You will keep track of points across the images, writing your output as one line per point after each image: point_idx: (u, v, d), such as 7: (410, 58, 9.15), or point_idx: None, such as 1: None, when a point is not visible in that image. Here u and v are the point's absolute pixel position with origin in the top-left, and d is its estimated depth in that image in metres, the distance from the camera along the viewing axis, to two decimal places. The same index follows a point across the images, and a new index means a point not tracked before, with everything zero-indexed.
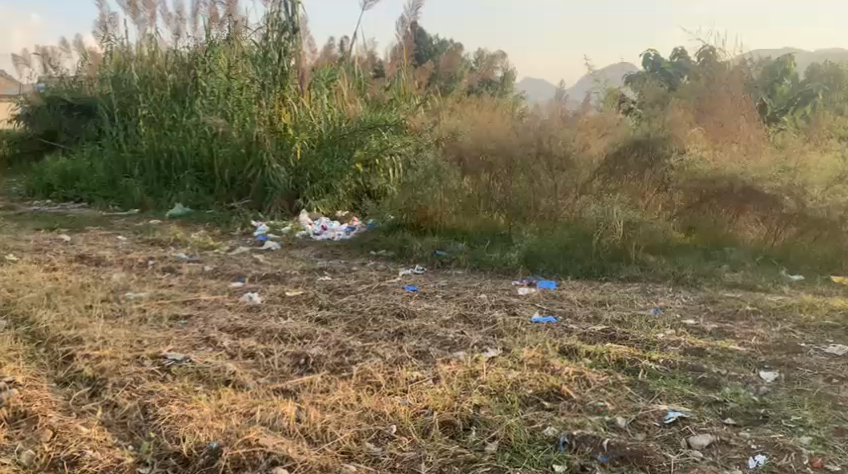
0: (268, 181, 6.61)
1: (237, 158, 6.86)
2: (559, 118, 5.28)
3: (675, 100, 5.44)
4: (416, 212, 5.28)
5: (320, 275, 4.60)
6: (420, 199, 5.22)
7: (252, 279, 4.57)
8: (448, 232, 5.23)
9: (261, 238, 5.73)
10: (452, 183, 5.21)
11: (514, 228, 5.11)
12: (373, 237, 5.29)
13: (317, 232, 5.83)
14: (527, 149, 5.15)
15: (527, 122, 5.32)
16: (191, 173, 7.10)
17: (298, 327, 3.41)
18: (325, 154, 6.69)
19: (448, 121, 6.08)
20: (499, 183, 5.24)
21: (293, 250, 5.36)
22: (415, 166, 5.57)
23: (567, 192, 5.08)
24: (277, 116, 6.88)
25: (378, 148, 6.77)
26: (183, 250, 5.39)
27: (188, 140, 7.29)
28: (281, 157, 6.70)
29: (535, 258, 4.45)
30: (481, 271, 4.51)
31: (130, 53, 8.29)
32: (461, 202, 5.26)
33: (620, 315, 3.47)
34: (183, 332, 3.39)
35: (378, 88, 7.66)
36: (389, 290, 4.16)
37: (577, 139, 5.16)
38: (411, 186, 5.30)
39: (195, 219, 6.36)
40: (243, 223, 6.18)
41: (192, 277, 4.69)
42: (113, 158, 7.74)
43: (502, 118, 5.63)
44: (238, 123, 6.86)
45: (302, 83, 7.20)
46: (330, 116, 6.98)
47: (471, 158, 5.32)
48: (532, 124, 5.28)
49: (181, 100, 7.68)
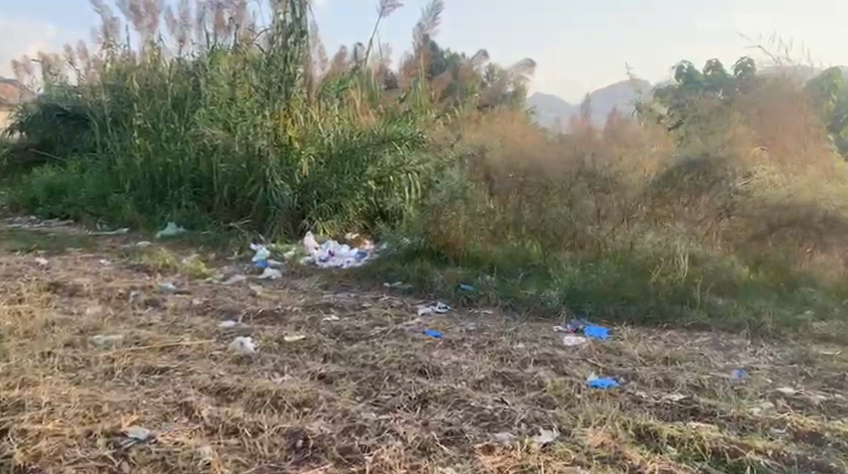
0: (271, 199, 5.93)
1: (238, 174, 6.22)
2: (590, 132, 4.67)
3: (730, 113, 4.79)
4: (436, 239, 4.64)
5: (326, 313, 3.93)
6: (442, 222, 4.62)
7: (246, 317, 3.91)
8: (472, 262, 4.52)
9: (260, 265, 5.08)
10: (479, 206, 4.60)
11: (550, 258, 4.36)
12: (387, 265, 4.62)
13: (324, 257, 5.17)
14: (566, 167, 4.53)
15: (558, 139, 4.71)
16: (188, 189, 6.52)
17: (297, 389, 2.74)
18: (334, 170, 6.03)
19: (468, 138, 5.45)
20: (532, 206, 4.55)
21: (295, 280, 4.70)
22: (436, 185, 4.92)
23: (612, 219, 4.40)
24: (281, 128, 6.24)
25: (392, 165, 6.14)
26: (172, 278, 4.73)
27: (185, 153, 6.67)
28: (287, 173, 6.05)
29: (578, 296, 3.79)
30: (514, 311, 3.83)
31: (131, 59, 7.68)
32: (489, 227, 4.60)
33: (698, 379, 2.79)
34: (155, 394, 2.73)
35: (393, 100, 7.02)
36: (407, 336, 3.49)
37: (617, 157, 4.54)
38: (432, 208, 4.67)
39: (188, 241, 5.70)
40: (241, 245, 5.52)
41: (177, 313, 4.03)
42: (105, 172, 7.15)
43: (530, 133, 5.01)
44: (240, 135, 6.26)
45: (308, 92, 6.54)
46: (340, 129, 6.34)
47: (500, 178, 4.70)
48: (563, 141, 4.67)
49: (179, 111, 7.08)
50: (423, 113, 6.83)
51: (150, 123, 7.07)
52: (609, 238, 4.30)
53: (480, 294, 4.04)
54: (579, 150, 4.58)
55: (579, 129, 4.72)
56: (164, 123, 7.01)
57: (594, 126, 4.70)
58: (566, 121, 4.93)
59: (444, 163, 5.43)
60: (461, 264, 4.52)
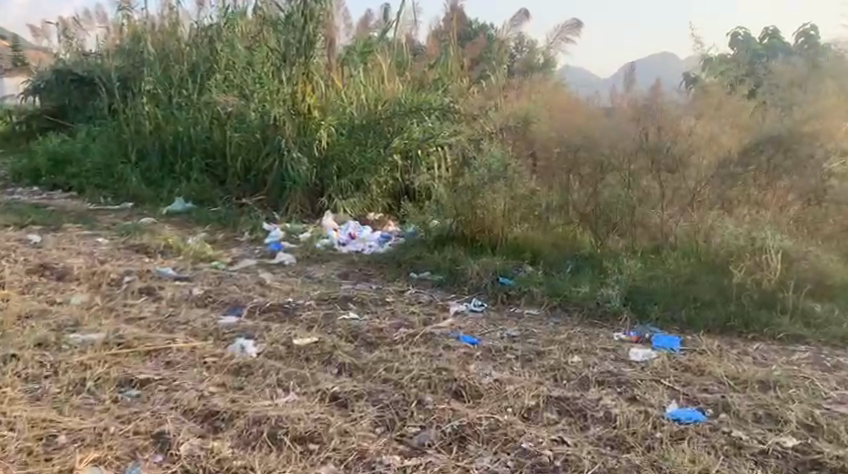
0: (287, 174, 5.41)
1: (251, 144, 5.67)
2: (654, 96, 3.94)
3: (817, 81, 4.04)
4: (469, 224, 4.06)
5: (343, 309, 3.37)
6: (477, 205, 4.03)
7: (252, 312, 3.37)
8: (510, 251, 3.90)
9: (272, 247, 4.53)
10: (519, 184, 4.00)
11: (601, 247, 3.77)
12: (415, 252, 4.05)
13: (343, 241, 4.60)
14: (627, 142, 3.87)
15: (614, 104, 4.03)
16: (201, 162, 6.03)
17: (303, 416, 2.19)
18: (356, 141, 5.44)
19: (507, 111, 4.85)
20: (582, 187, 3.94)
21: (310, 267, 4.15)
22: (470, 161, 4.42)
23: (675, 204, 3.78)
24: (297, 94, 5.66)
25: (421, 138, 5.50)
26: (173, 263, 4.20)
27: (198, 122, 6.14)
28: (304, 144, 5.48)
29: (641, 297, 3.21)
30: (565, 313, 3.24)
31: (146, 22, 7.14)
32: (530, 210, 4.00)
33: (809, 418, 2.22)
34: (126, 418, 2.19)
35: (423, 67, 6.32)
36: (437, 341, 2.92)
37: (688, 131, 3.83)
38: (466, 188, 4.11)
39: (195, 218, 5.17)
40: (252, 224, 4.97)
41: (174, 306, 3.50)
42: (111, 141, 6.64)
43: (580, 96, 4.28)
44: (255, 101, 5.68)
45: (326, 57, 5.92)
46: (365, 97, 5.77)
47: (547, 154, 4.12)
48: (625, 108, 3.96)
49: (192, 77, 6.51)
50: (456, 83, 6.14)
51: (161, 89, 6.55)
52: (669, 225, 3.73)
53: (525, 289, 3.44)
54: (646, 120, 3.88)
55: (639, 94, 3.99)
56: (176, 91, 6.48)
57: (659, 89, 3.96)
58: (622, 84, 4.19)
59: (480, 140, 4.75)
60: (498, 253, 3.91)
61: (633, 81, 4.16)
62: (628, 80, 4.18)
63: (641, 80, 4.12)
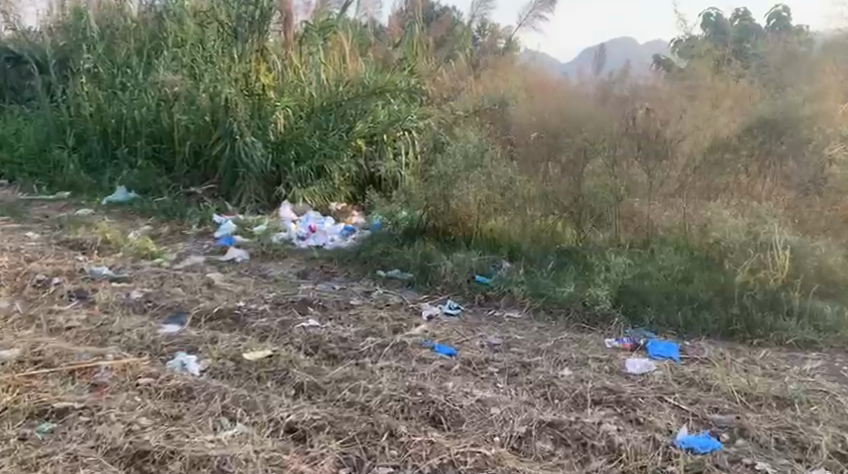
0: (240, 160, 4.95)
1: (201, 128, 5.23)
2: (628, 71, 3.63)
3: (814, 53, 3.67)
4: (441, 215, 3.74)
5: (302, 315, 3.00)
6: (449, 196, 3.70)
7: (197, 319, 2.98)
8: (485, 245, 3.60)
9: (223, 242, 4.13)
10: (496, 169, 3.64)
11: (584, 241, 3.48)
12: (381, 249, 3.71)
13: (303, 235, 4.20)
14: (610, 128, 3.54)
15: (591, 80, 3.70)
16: (148, 147, 5.57)
17: (252, 456, 1.84)
18: (317, 125, 5.04)
19: (477, 95, 4.54)
20: (564, 176, 3.61)
21: (265, 265, 3.77)
22: (440, 146, 4.08)
23: (665, 193, 3.47)
24: (248, 73, 5.22)
25: (386, 122, 5.16)
26: (110, 261, 3.77)
27: (143, 104, 5.65)
28: (258, 127, 5.02)
29: (634, 296, 2.90)
30: (549, 316, 2.92)
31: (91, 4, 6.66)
32: (510, 198, 3.61)
33: (839, 445, 1.93)
34: (33, 464, 1.80)
35: (388, 48, 5.88)
36: (408, 353, 2.58)
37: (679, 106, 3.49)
38: (436, 176, 3.75)
39: (139, 210, 4.73)
40: (202, 216, 4.55)
41: (107, 311, 3.08)
42: (47, 124, 6.11)
43: (554, 74, 3.96)
44: (205, 81, 5.19)
45: (283, 38, 5.55)
46: (325, 78, 5.37)
47: (526, 139, 3.81)
48: (605, 83, 3.63)
49: (139, 57, 6.02)
50: (421, 63, 5.72)
51: (103, 68, 6.06)
52: (659, 215, 3.43)
53: (504, 289, 3.11)
54: (628, 95, 3.55)
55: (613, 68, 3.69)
56: (120, 70, 5.98)
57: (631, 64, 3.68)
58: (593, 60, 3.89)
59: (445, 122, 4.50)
60: (472, 248, 3.61)
61: (604, 57, 3.87)
62: (599, 55, 3.88)
63: (613, 57, 3.83)
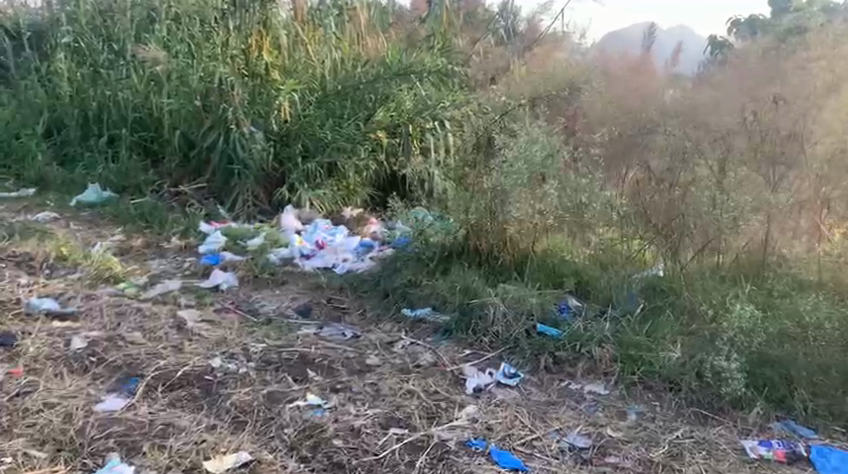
0: (235, 155, 4.05)
1: (190, 114, 4.28)
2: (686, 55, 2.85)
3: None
4: (484, 234, 2.87)
5: (298, 383, 2.14)
6: (498, 210, 2.78)
7: (151, 387, 2.12)
8: (544, 277, 2.73)
9: (209, 260, 3.27)
10: (567, 179, 2.67)
11: (676, 274, 2.59)
12: (405, 278, 2.82)
13: (307, 253, 3.33)
14: (725, 125, 2.62)
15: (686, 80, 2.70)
16: (134, 137, 4.74)
17: None
18: (329, 112, 4.17)
19: (522, 78, 3.65)
20: (661, 187, 2.69)
21: (258, 296, 2.92)
22: (481, 133, 3.06)
23: (790, 209, 2.54)
24: (248, 49, 4.30)
25: (411, 111, 4.31)
26: (59, 287, 2.93)
27: (130, 86, 4.81)
28: (258, 114, 4.12)
29: (774, 370, 2.01)
30: (650, 397, 2.05)
31: None
32: (585, 219, 2.65)
33: None
34: None
35: (416, 23, 4.91)
36: (452, 465, 1.71)
37: (825, 90, 2.55)
38: (482, 183, 2.84)
39: (111, 214, 3.88)
40: (184, 223, 3.69)
41: (34, 371, 2.24)
42: (20, 108, 5.28)
43: (621, 54, 3.00)
44: (202, 57, 4.30)
45: (291, 8, 4.55)
46: (341, 58, 4.50)
47: (606, 135, 2.84)
48: (674, 68, 2.79)
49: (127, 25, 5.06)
50: (452, 44, 4.70)
51: (87, 45, 5.22)
52: (776, 238, 2.56)
53: (580, 351, 2.23)
54: (736, 80, 2.60)
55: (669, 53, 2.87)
56: (108, 46, 5.14)
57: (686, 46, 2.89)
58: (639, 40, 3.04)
59: (481, 110, 3.56)
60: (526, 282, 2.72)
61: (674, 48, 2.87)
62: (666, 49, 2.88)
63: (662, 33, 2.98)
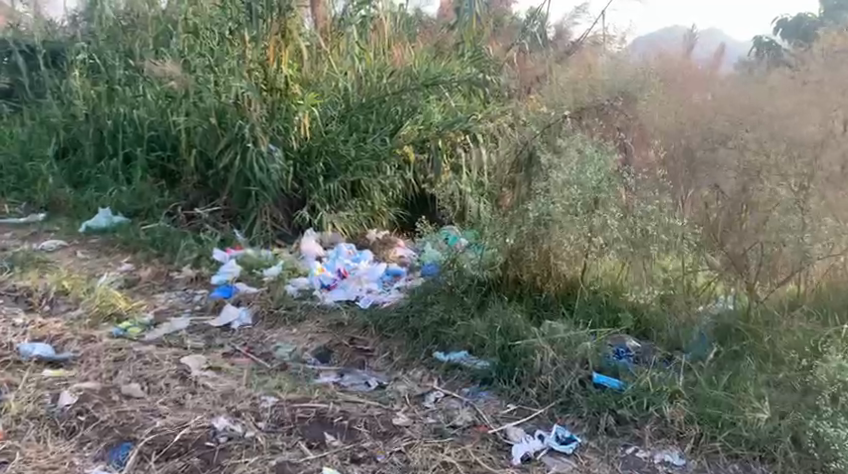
0: (253, 175, 3.75)
1: (205, 132, 3.97)
2: (730, 54, 2.49)
3: None
4: (526, 263, 2.54)
5: (314, 450, 1.83)
6: (543, 238, 2.44)
7: (144, 457, 1.82)
8: (596, 315, 2.44)
9: (222, 293, 2.98)
10: (629, 201, 2.36)
11: (748, 309, 2.30)
12: (438, 314, 2.49)
13: (328, 283, 3.00)
14: (812, 141, 2.23)
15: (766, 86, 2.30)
16: (150, 156, 4.47)
17: None
18: (353, 127, 3.88)
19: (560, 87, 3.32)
20: (736, 210, 2.31)
21: (274, 336, 2.62)
22: (519, 149, 2.71)
23: None
24: (267, 61, 3.92)
25: (441, 123, 3.97)
26: (55, 326, 2.65)
27: (145, 103, 4.55)
28: (277, 131, 3.81)
29: None
30: (738, 468, 1.79)
31: None
32: (644, 250, 2.35)
33: None
34: None
35: (443, 29, 4.58)
36: None
37: None
38: (529, 207, 2.45)
39: (121, 240, 3.62)
40: (197, 250, 3.41)
41: (14, 433, 1.95)
42: (34, 127, 5.06)
43: (677, 55, 2.64)
44: (218, 74, 3.93)
45: (313, 21, 4.28)
46: (365, 67, 4.15)
47: (669, 151, 2.46)
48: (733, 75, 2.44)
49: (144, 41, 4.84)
50: (482, 51, 4.36)
51: (102, 60, 4.98)
52: None
53: (648, 410, 1.93)
54: (820, 86, 2.26)
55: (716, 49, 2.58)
56: (122, 60, 4.87)
57: (729, 44, 2.54)
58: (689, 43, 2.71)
59: (518, 124, 3.24)
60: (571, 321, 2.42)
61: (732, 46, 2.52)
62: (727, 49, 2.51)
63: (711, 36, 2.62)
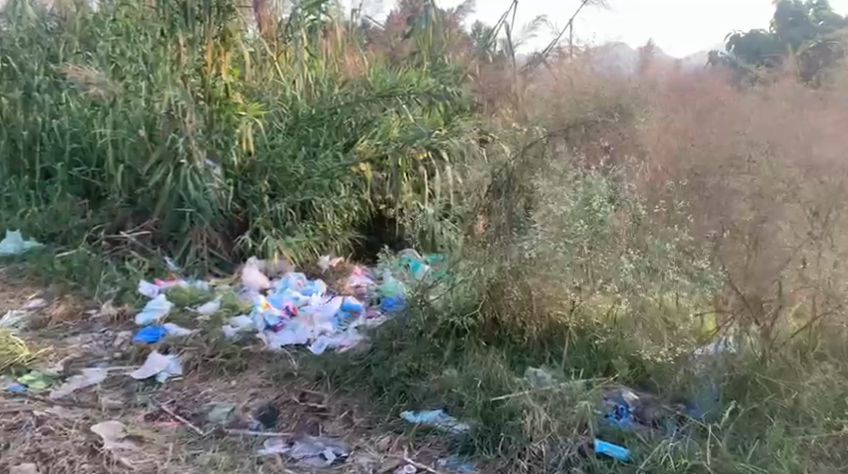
0: (187, 195, 3.31)
1: (133, 146, 3.51)
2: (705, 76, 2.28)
3: None
4: (508, 301, 2.18)
5: None
6: (526, 272, 2.11)
7: None
8: (589, 364, 2.11)
9: (150, 334, 2.55)
10: (630, 229, 2.04)
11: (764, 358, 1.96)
12: (405, 363, 2.11)
13: (274, 323, 2.58)
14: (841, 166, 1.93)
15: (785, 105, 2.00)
16: (72, 172, 3.96)
17: None
18: (302, 141, 3.50)
19: (530, 103, 3.01)
20: (751, 249, 1.98)
21: (211, 391, 2.21)
22: (497, 168, 2.32)
23: None
24: (205, 67, 3.45)
25: (401, 137, 3.62)
26: None
27: (65, 112, 4.05)
28: (217, 144, 3.38)
29: None
30: None
31: None
32: (655, 290, 1.98)
33: None
34: None
35: (398, 36, 4.20)
36: None
37: None
38: (511, 238, 2.14)
39: (31, 271, 3.13)
40: (121, 282, 2.96)
41: None
42: None
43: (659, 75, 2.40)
44: (149, 82, 3.46)
45: (257, 25, 3.77)
46: (314, 76, 3.79)
47: (675, 173, 2.11)
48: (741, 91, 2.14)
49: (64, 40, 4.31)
50: (441, 64, 4.03)
51: None
52: None
53: None
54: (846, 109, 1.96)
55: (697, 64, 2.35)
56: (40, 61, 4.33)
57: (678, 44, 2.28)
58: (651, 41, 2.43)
59: (490, 146, 2.95)
60: (562, 373, 2.07)
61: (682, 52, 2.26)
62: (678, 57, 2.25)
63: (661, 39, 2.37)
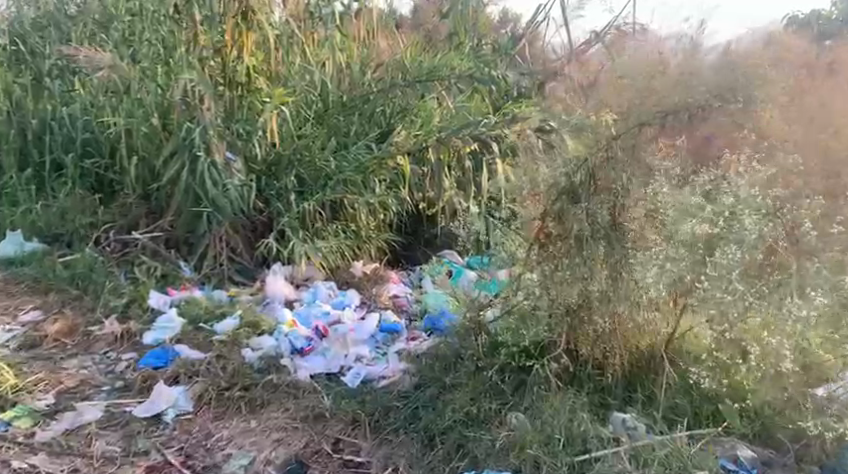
0: (203, 192, 2.91)
1: (148, 138, 3.14)
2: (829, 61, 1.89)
3: None
4: (590, 330, 1.77)
5: None
6: (616, 296, 1.72)
7: None
8: (690, 410, 1.75)
9: (156, 359, 2.18)
10: (751, 247, 1.62)
11: None
12: (461, 409, 1.74)
13: (303, 344, 2.20)
14: None
15: None
16: (84, 164, 3.52)
17: None
18: (333, 132, 3.14)
19: (585, 81, 2.52)
20: None
21: (228, 435, 1.84)
22: (576, 166, 1.76)
23: None
24: (225, 48, 3.03)
25: (442, 128, 3.16)
26: None
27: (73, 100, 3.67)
28: (238, 135, 2.99)
29: None
30: None
31: None
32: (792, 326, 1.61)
33: None
34: None
35: (434, 17, 3.64)
36: None
37: None
38: (600, 253, 1.72)
39: (30, 277, 2.77)
40: (127, 291, 2.58)
41: None
42: None
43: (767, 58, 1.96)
44: (165, 71, 3.09)
45: (281, 6, 3.22)
46: (344, 58, 3.31)
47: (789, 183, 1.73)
48: None
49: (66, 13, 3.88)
50: (483, 50, 3.50)
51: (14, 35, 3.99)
52: None
53: None
54: None
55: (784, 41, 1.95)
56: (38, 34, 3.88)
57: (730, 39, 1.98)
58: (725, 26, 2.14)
59: (557, 148, 2.45)
60: (661, 425, 1.71)
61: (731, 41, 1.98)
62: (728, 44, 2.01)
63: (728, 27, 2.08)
